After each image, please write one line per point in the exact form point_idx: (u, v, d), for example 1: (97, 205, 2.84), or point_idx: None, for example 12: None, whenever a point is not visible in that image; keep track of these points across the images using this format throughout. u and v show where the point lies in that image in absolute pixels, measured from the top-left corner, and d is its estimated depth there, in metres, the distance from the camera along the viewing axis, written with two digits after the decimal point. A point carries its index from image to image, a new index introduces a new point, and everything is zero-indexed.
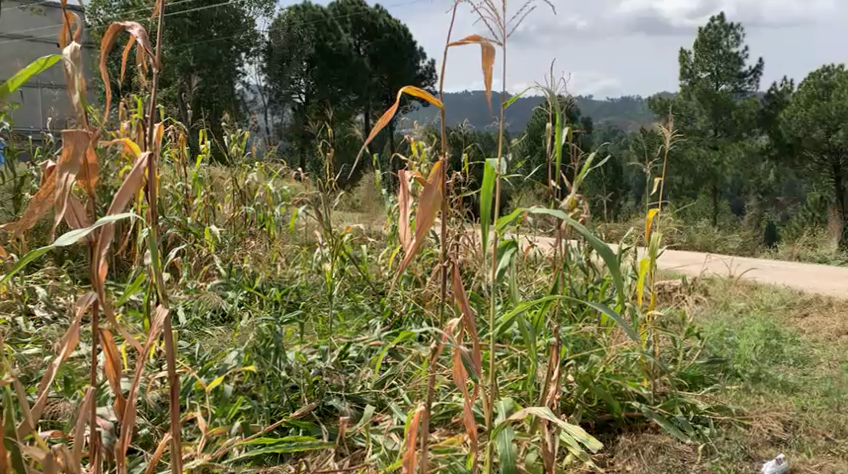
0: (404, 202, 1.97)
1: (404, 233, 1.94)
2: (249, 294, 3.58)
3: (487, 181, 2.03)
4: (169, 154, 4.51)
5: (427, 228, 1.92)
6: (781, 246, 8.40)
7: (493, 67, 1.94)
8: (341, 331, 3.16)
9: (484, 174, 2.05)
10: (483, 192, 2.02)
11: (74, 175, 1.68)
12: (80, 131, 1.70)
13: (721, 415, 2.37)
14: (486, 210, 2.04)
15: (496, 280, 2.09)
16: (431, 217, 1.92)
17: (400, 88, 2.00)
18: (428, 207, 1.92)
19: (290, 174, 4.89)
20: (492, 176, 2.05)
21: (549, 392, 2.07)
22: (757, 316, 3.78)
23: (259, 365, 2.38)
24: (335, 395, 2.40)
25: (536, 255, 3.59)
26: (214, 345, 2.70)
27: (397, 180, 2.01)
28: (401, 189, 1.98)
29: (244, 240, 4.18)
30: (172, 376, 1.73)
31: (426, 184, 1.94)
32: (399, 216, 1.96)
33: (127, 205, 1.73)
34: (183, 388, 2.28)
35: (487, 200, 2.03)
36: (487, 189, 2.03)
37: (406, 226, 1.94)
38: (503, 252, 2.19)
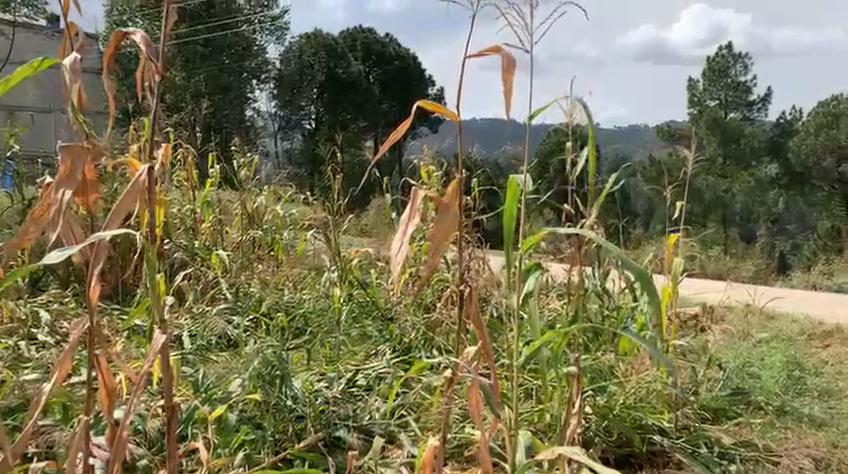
0: (411, 218, 1.88)
1: (400, 249, 1.83)
2: (256, 319, 3.51)
3: (511, 203, 1.95)
4: (177, 178, 4.46)
5: (440, 251, 1.84)
6: (796, 276, 8.31)
7: (514, 80, 1.87)
8: (350, 358, 3.07)
9: (508, 193, 1.97)
10: (505, 216, 1.95)
11: (70, 191, 1.61)
12: (78, 146, 1.63)
13: (748, 451, 2.27)
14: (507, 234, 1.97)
15: (518, 305, 2.00)
16: (447, 240, 1.84)
17: (416, 102, 1.92)
18: (443, 229, 1.83)
19: (299, 198, 4.85)
20: (516, 198, 1.97)
21: (571, 426, 1.96)
22: (777, 346, 3.69)
23: (265, 393, 2.29)
24: (343, 426, 2.30)
25: (550, 282, 3.50)
26: (218, 372, 2.62)
27: (409, 195, 1.92)
28: (411, 205, 1.89)
29: (252, 264, 4.12)
30: (169, 407, 1.68)
31: (442, 203, 1.85)
32: (400, 231, 1.86)
33: (123, 222, 1.66)
34: (184, 417, 2.19)
35: (510, 223, 1.96)
36: (509, 210, 1.96)
37: (406, 242, 1.84)
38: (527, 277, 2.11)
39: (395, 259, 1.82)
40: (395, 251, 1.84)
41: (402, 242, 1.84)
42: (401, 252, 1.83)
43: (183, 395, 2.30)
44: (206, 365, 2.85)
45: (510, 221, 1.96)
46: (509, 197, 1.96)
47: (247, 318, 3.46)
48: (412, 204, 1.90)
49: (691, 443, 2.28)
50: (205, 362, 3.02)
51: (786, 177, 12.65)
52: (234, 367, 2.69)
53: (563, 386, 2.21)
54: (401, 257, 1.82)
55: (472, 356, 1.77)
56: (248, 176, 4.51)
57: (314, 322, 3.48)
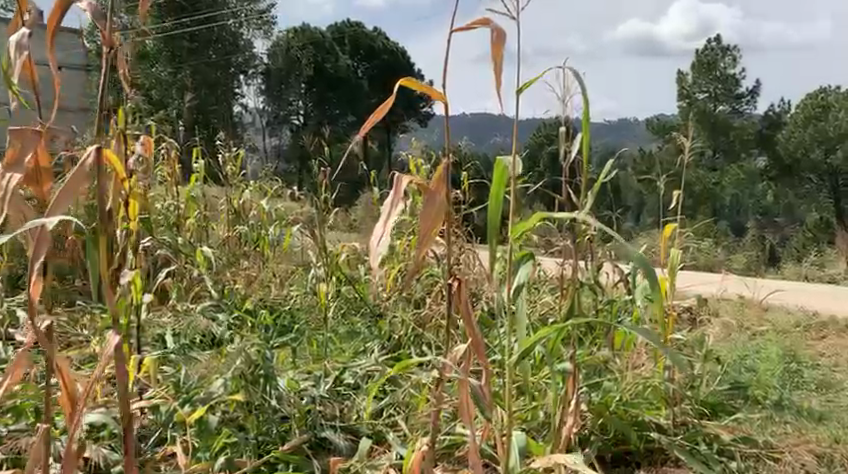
0: (394, 205, 1.79)
1: (381, 239, 1.75)
2: (240, 317, 3.42)
3: (497, 187, 1.89)
4: (161, 173, 4.37)
5: (429, 243, 1.76)
6: (787, 268, 8.24)
7: (503, 57, 1.79)
8: (338, 355, 2.99)
9: (495, 177, 1.90)
10: (492, 201, 1.88)
11: (17, 175, 1.56)
12: (30, 130, 1.59)
13: (748, 447, 2.20)
14: (494, 220, 1.90)
15: (510, 300, 1.91)
16: (434, 230, 1.76)
17: (398, 80, 1.84)
18: (430, 218, 1.75)
19: (286, 192, 4.76)
20: (503, 182, 1.90)
21: (566, 425, 1.87)
22: (773, 338, 3.62)
23: (247, 393, 2.21)
24: (329, 427, 2.22)
25: (542, 275, 3.42)
26: (200, 372, 2.54)
27: (392, 182, 1.83)
28: (393, 192, 1.80)
29: (238, 262, 4.03)
30: (127, 420, 1.62)
31: (429, 191, 1.77)
32: (381, 219, 1.78)
33: (68, 209, 1.59)
34: (164, 419, 2.12)
35: (497, 209, 1.89)
36: (495, 194, 1.89)
37: (388, 231, 1.76)
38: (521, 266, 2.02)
39: (377, 249, 1.74)
40: (376, 241, 1.75)
41: (384, 231, 1.76)
42: (382, 242, 1.75)
43: (162, 397, 2.22)
44: (188, 365, 2.77)
45: (498, 207, 1.89)
46: (496, 180, 1.89)
47: (232, 315, 3.38)
48: (395, 190, 1.82)
49: (689, 440, 2.19)
50: (188, 361, 2.94)
51: (776, 171, 12.47)
52: (217, 366, 2.61)
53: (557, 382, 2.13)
54: (383, 248, 1.74)
55: (462, 354, 1.69)
56: (234, 171, 4.42)
57: (300, 319, 3.40)
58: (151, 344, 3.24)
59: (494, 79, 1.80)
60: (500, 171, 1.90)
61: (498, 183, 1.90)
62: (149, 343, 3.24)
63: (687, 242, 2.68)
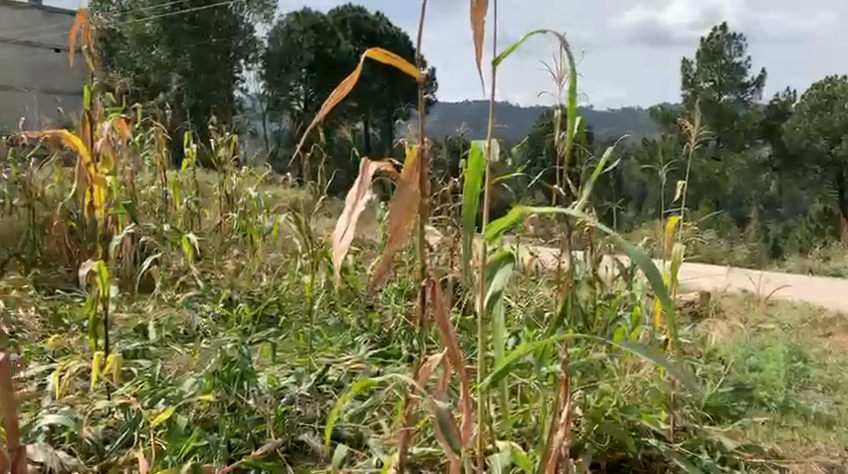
0: (360, 195, 1.67)
1: (345, 232, 1.62)
2: (226, 308, 3.31)
3: (473, 175, 1.77)
4: (148, 158, 4.23)
5: (401, 239, 1.65)
6: (792, 260, 8.12)
7: (484, 21, 1.73)
8: (324, 349, 2.85)
9: (470, 164, 1.78)
10: (468, 190, 1.77)
11: None
12: None
13: (753, 456, 2.08)
14: (469, 212, 1.77)
15: (486, 308, 1.78)
16: (408, 225, 1.65)
17: (365, 50, 1.76)
18: (403, 212, 1.64)
19: (278, 179, 4.63)
20: (479, 170, 1.78)
21: (557, 439, 1.72)
22: (777, 335, 3.49)
23: (222, 391, 2.10)
24: (309, 429, 2.10)
25: (538, 268, 3.29)
26: (178, 368, 2.43)
27: (359, 168, 1.71)
28: (360, 180, 1.68)
29: (227, 251, 3.92)
30: (11, 448, 1.60)
31: (400, 182, 1.66)
32: (347, 209, 1.65)
33: None
34: (131, 419, 2.00)
35: (473, 199, 1.77)
36: (472, 183, 1.78)
37: (354, 223, 1.63)
38: (496, 269, 1.84)
39: (340, 244, 1.62)
40: (341, 233, 1.62)
41: (349, 224, 1.63)
42: (347, 236, 1.62)
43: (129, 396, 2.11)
44: (166, 358, 2.66)
45: (475, 196, 1.77)
46: (471, 167, 1.78)
47: (217, 306, 3.25)
48: (362, 177, 1.69)
49: (690, 449, 2.07)
50: (168, 355, 2.82)
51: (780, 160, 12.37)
52: (194, 363, 2.47)
53: (550, 386, 2.01)
54: (349, 241, 1.61)
55: (439, 361, 1.67)
56: (225, 156, 4.29)
57: (287, 312, 3.29)
58: (132, 334, 3.10)
59: (475, 49, 1.73)
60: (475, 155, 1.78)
61: (476, 170, 1.78)
62: (130, 334, 3.10)
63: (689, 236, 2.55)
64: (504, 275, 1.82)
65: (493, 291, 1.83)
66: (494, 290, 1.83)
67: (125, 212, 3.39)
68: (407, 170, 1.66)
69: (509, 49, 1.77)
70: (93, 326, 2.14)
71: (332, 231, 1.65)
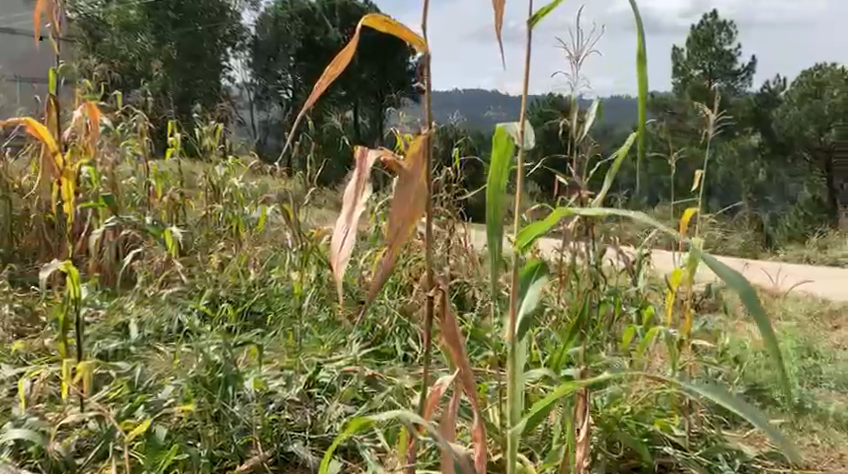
0: (358, 191, 1.50)
1: (346, 239, 1.46)
2: (211, 305, 3.16)
3: (498, 164, 1.62)
4: (129, 148, 4.06)
5: (407, 238, 1.50)
6: (789, 249, 8.01)
7: None
8: (315, 348, 2.70)
9: (497, 146, 1.62)
10: (491, 178, 1.62)
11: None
12: None
13: (775, 465, 1.97)
14: (494, 203, 1.61)
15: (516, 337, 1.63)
16: (413, 222, 1.50)
17: (360, 19, 1.58)
18: (406, 211, 1.50)
19: (264, 169, 4.47)
20: (504, 160, 1.62)
21: (576, 458, 1.70)
22: (786, 329, 3.35)
23: (202, 402, 1.97)
24: (298, 438, 1.97)
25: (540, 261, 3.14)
26: (158, 371, 2.28)
27: (357, 158, 1.53)
28: (358, 173, 1.51)
29: (213, 245, 3.78)
30: None
31: (404, 176, 1.51)
32: (346, 210, 1.49)
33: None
34: (105, 432, 1.86)
35: (502, 187, 1.62)
36: (498, 170, 1.62)
37: (355, 226, 1.47)
38: (534, 280, 1.72)
39: (342, 251, 1.46)
40: (341, 238, 1.46)
41: (350, 226, 1.47)
42: (348, 242, 1.46)
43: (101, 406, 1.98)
44: (146, 360, 2.50)
45: (499, 186, 1.62)
46: (496, 151, 1.62)
47: (201, 304, 3.09)
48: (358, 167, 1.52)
49: (709, 457, 1.94)
50: (148, 357, 2.66)
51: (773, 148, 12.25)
52: (177, 367, 2.31)
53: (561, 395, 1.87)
54: (351, 248, 1.45)
55: (451, 384, 1.54)
56: (211, 144, 4.12)
57: (275, 311, 3.15)
58: (113, 335, 2.91)
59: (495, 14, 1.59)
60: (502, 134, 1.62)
61: (505, 153, 1.63)
62: (110, 332, 2.95)
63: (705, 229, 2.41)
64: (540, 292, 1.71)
65: (526, 311, 1.71)
66: (528, 309, 1.71)
67: (102, 205, 3.23)
68: (409, 159, 1.50)
69: (543, 8, 1.62)
70: (64, 331, 1.99)
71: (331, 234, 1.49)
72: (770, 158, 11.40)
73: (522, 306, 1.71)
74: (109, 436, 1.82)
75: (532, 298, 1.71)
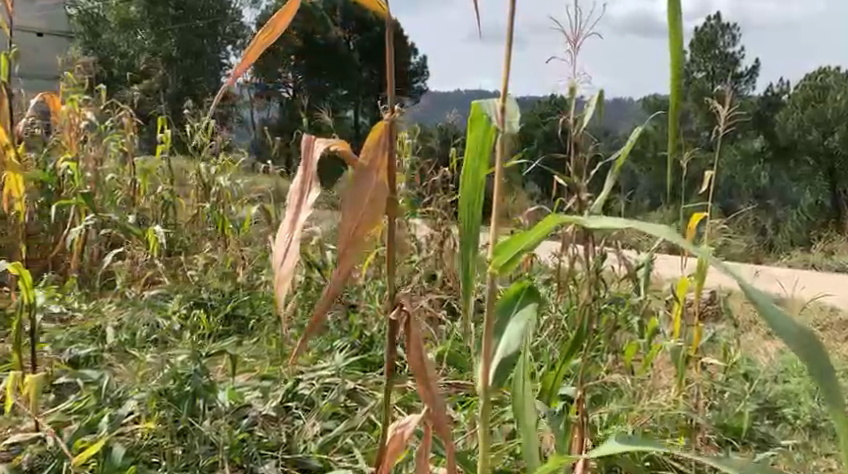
0: (303, 191, 1.36)
1: (286, 254, 1.31)
2: (192, 307, 3.00)
3: (472, 160, 1.47)
4: (112, 142, 3.85)
5: (367, 244, 1.33)
6: (794, 254, 7.83)
7: None
8: (299, 355, 2.55)
9: (473, 133, 1.48)
10: (466, 176, 1.47)
11: None
12: None
13: None
14: (468, 207, 1.47)
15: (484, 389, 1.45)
16: (373, 226, 1.32)
17: None
18: (364, 215, 1.32)
19: (255, 166, 4.32)
20: (477, 155, 1.47)
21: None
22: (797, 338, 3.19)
23: (167, 412, 1.89)
24: (271, 458, 1.83)
25: (540, 264, 2.99)
26: (128, 380, 2.13)
27: (304, 153, 1.37)
28: (304, 171, 1.36)
29: (199, 245, 3.63)
30: None
31: (358, 173, 1.33)
32: (290, 214, 1.34)
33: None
34: (62, 450, 1.78)
35: (478, 191, 1.47)
36: (474, 167, 1.47)
37: (298, 233, 1.32)
38: (518, 307, 1.56)
39: (284, 264, 1.31)
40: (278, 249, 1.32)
41: (293, 236, 1.32)
42: (288, 257, 1.31)
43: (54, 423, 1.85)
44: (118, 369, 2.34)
45: (477, 186, 1.47)
46: (473, 137, 1.48)
47: (181, 308, 2.94)
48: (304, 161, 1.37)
49: None
50: (121, 363, 2.52)
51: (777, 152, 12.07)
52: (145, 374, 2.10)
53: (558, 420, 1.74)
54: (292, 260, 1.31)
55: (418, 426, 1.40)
56: (201, 140, 3.97)
57: (260, 315, 3.00)
58: (89, 338, 2.69)
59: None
60: (479, 116, 1.48)
61: (485, 143, 1.48)
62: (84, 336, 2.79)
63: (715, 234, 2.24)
64: (524, 328, 1.53)
65: (505, 352, 1.51)
66: (507, 350, 1.51)
67: (80, 203, 3.08)
68: (365, 154, 1.33)
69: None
70: (18, 339, 1.89)
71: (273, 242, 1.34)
72: (773, 162, 11.09)
73: (499, 344, 1.52)
74: (61, 456, 1.74)
75: (515, 333, 1.53)
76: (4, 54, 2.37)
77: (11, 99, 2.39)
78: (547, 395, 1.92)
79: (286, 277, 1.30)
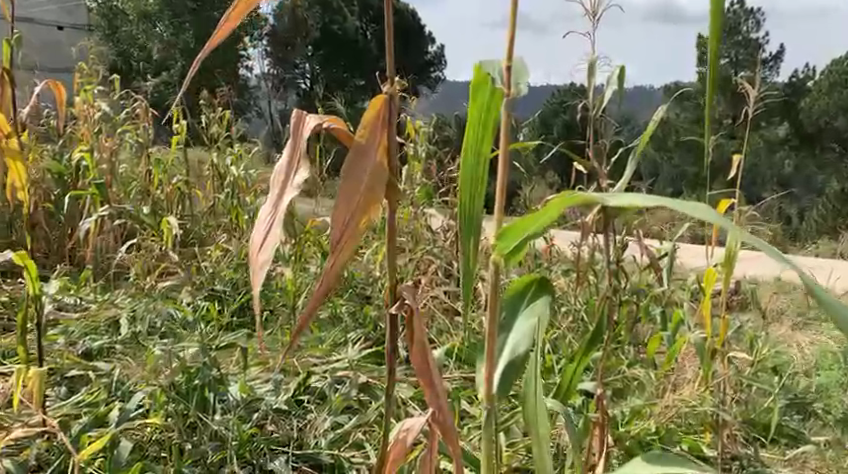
0: (291, 172, 1.30)
1: (268, 239, 1.25)
2: (207, 299, 2.95)
3: (474, 135, 1.38)
4: (127, 134, 3.70)
5: (361, 233, 1.25)
6: (821, 243, 7.67)
7: None
8: (314, 346, 2.47)
9: (475, 105, 1.38)
10: (467, 151, 1.39)
11: None
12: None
13: None
14: (469, 185, 1.39)
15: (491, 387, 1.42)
16: (368, 214, 1.24)
17: None
18: (358, 203, 1.23)
19: (271, 156, 4.26)
20: (480, 130, 1.38)
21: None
22: (825, 326, 3.09)
23: (173, 408, 1.83)
24: (281, 454, 1.78)
25: (559, 252, 2.92)
26: (136, 374, 2.07)
27: (292, 131, 1.31)
28: (291, 148, 1.30)
29: (213, 235, 3.58)
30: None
31: (353, 156, 1.24)
32: (274, 196, 1.29)
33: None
34: (68, 447, 1.73)
35: (480, 171, 1.39)
36: (477, 143, 1.39)
37: (282, 217, 1.26)
38: (527, 302, 1.58)
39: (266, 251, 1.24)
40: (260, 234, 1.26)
41: (276, 221, 1.26)
42: (268, 248, 1.24)
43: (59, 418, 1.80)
44: (128, 362, 2.28)
45: (480, 165, 1.39)
46: (476, 106, 1.38)
47: (194, 298, 2.87)
48: (295, 141, 1.31)
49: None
50: (132, 355, 2.46)
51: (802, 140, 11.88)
52: (154, 366, 2.05)
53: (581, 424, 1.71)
54: (273, 246, 1.24)
55: (423, 429, 1.32)
56: (217, 130, 3.91)
57: (274, 304, 2.93)
58: (102, 330, 2.64)
59: None
60: (481, 78, 1.38)
61: (488, 112, 1.39)
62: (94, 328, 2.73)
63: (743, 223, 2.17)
64: (533, 328, 1.54)
65: (511, 354, 1.53)
66: (514, 353, 1.53)
67: (91, 193, 3.03)
68: (360, 133, 1.24)
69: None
70: (23, 332, 1.84)
71: (255, 225, 1.28)
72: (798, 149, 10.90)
73: (506, 345, 1.54)
74: (66, 452, 1.68)
75: (522, 334, 1.55)
76: (7, 40, 2.32)
77: (14, 87, 2.34)
78: (564, 392, 1.84)
79: (265, 264, 1.24)
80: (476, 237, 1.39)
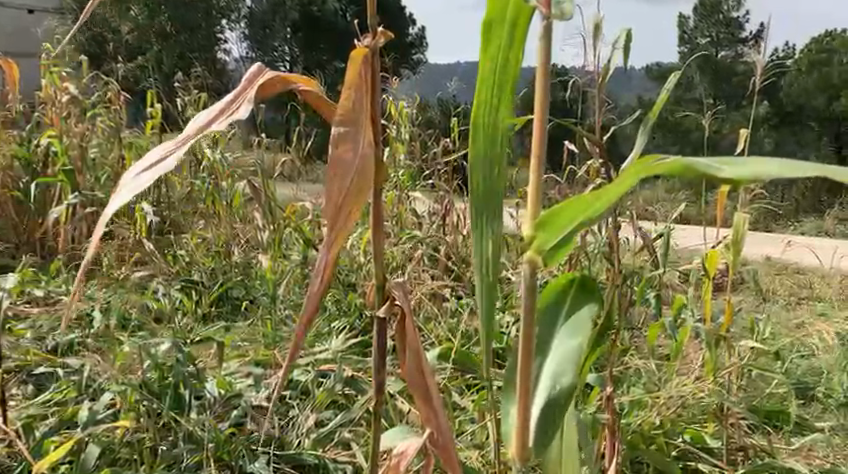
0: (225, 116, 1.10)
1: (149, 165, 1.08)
2: (183, 288, 2.82)
3: (491, 84, 1.17)
4: (99, 118, 3.46)
5: (345, 227, 1.08)
6: (808, 222, 7.59)
7: None
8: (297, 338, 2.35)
9: (490, 47, 1.17)
10: (482, 104, 1.18)
11: None
12: None
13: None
14: (481, 145, 1.18)
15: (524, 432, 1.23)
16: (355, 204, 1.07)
17: None
18: (349, 194, 1.06)
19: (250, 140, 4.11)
20: (496, 79, 1.17)
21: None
22: (828, 309, 2.98)
23: (144, 407, 1.71)
24: (261, 455, 1.68)
25: None
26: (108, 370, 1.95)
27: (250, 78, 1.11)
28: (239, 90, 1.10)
29: (190, 221, 3.44)
30: None
31: (345, 129, 1.05)
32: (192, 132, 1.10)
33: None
34: (30, 452, 1.61)
35: (496, 127, 1.18)
36: (495, 97, 1.18)
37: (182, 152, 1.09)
38: (567, 315, 1.38)
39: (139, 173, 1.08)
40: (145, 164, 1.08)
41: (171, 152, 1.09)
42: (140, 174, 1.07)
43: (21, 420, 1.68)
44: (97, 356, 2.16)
45: (496, 123, 1.18)
46: (492, 49, 1.17)
47: (169, 286, 2.74)
48: (242, 93, 1.10)
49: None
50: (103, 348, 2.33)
51: None
52: (126, 362, 1.93)
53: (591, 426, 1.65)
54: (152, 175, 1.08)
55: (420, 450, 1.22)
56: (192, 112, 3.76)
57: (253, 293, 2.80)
58: (73, 324, 2.51)
59: None
60: (500, 11, 1.15)
61: (506, 64, 1.17)
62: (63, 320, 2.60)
63: (747, 204, 2.08)
64: (578, 350, 1.34)
65: (552, 387, 1.32)
66: (555, 386, 1.31)
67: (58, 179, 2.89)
68: (346, 104, 1.05)
69: None
70: None
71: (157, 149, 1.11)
72: None
73: (544, 376, 1.33)
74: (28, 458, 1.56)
75: (564, 358, 1.34)
76: None
77: None
78: None
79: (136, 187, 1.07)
80: (495, 234, 1.19)
